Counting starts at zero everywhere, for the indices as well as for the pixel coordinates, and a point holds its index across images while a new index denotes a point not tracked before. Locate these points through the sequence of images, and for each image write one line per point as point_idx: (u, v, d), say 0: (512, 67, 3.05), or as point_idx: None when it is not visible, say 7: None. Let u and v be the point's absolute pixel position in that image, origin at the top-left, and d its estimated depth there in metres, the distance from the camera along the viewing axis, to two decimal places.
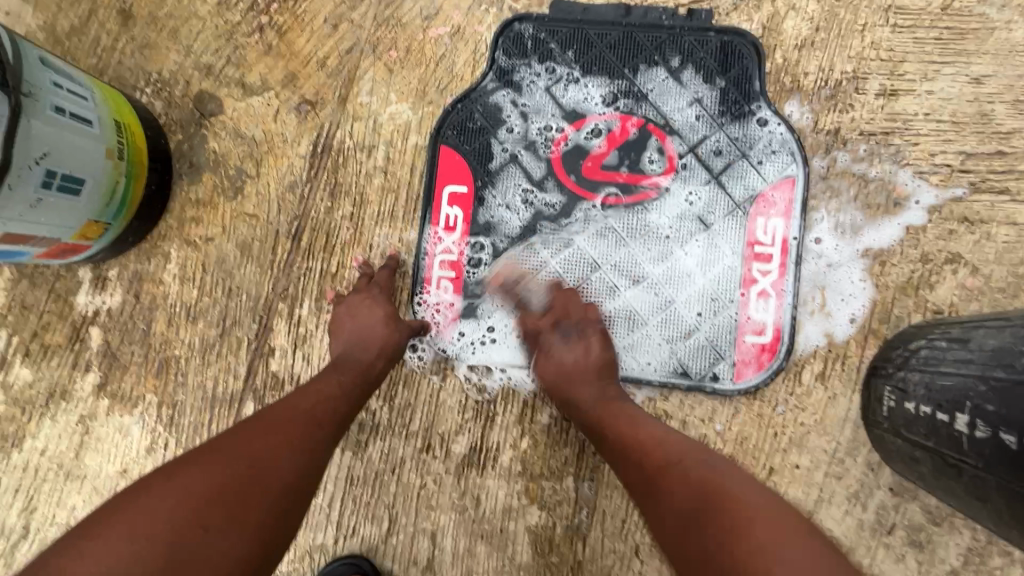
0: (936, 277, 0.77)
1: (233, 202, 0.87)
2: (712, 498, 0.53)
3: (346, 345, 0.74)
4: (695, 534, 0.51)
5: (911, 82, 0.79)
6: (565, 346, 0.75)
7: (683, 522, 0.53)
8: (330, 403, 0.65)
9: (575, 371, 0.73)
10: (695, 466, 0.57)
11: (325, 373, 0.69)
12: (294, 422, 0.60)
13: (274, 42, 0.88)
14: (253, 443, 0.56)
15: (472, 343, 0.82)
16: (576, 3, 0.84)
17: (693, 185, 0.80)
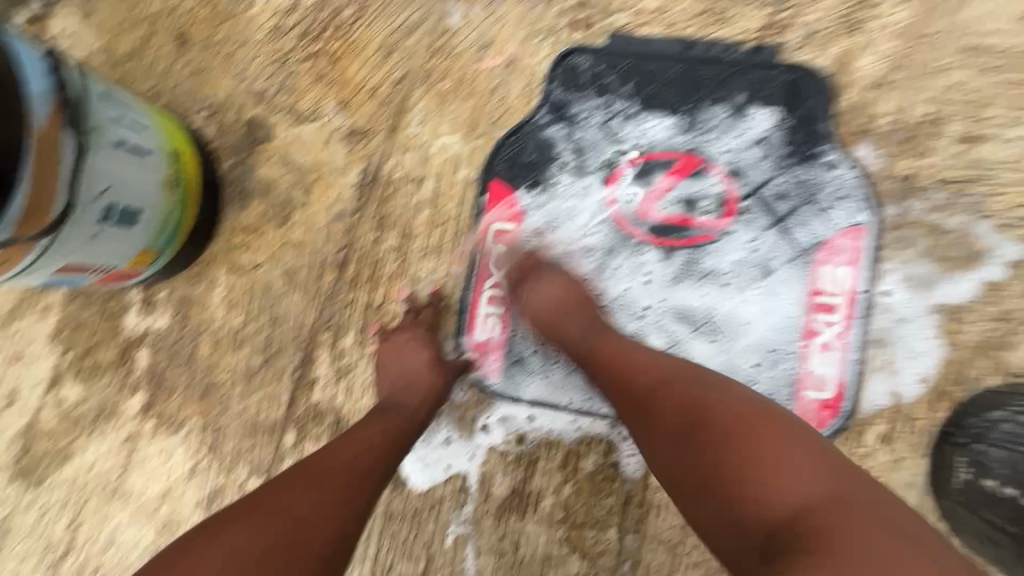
0: (1016, 337, 0.72)
1: (281, 230, 0.87)
2: (707, 411, 0.54)
3: (391, 389, 0.74)
4: (685, 446, 0.53)
5: (994, 128, 0.74)
6: (547, 285, 0.73)
7: (673, 439, 0.55)
8: (376, 451, 0.63)
9: (559, 309, 0.72)
10: (700, 382, 0.58)
11: (371, 417, 0.69)
12: (339, 474, 0.59)
13: (326, 69, 0.87)
14: (296, 498, 0.55)
15: (430, 468, 0.81)
16: (636, 36, 0.81)
17: (755, 229, 0.77)
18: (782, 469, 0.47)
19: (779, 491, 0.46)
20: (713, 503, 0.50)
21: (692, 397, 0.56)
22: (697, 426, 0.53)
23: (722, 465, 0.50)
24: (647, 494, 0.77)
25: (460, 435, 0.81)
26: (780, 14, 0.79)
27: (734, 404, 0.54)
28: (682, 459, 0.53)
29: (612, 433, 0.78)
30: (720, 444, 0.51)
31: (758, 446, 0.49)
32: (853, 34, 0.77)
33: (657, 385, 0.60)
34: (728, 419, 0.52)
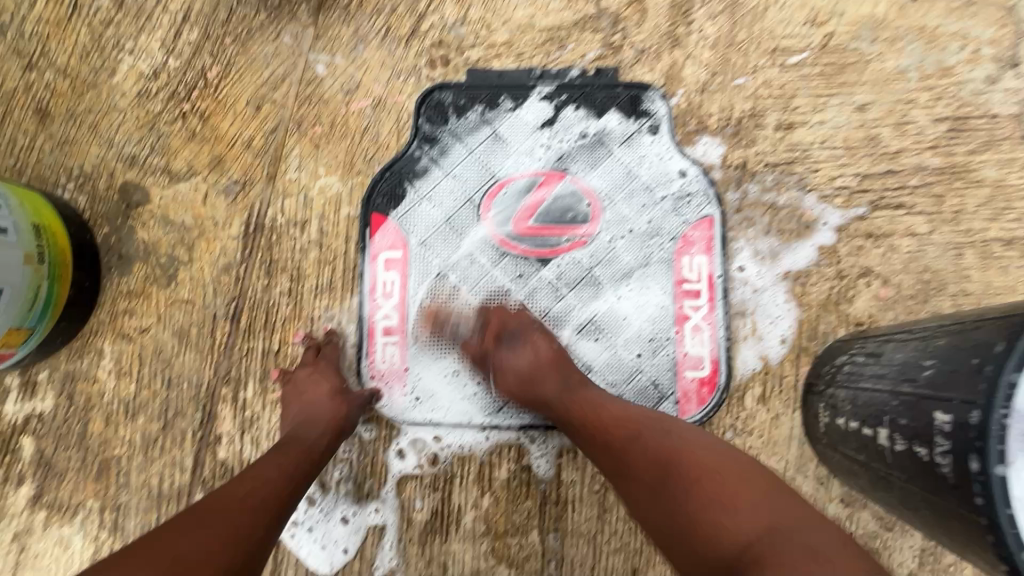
0: (853, 291, 0.82)
1: (168, 289, 0.86)
2: (673, 462, 0.58)
3: (294, 424, 0.74)
4: (653, 493, 0.58)
5: (803, 115, 0.86)
6: (513, 354, 0.76)
7: (644, 489, 0.59)
8: (270, 485, 0.63)
9: (530, 377, 0.74)
10: (659, 437, 0.62)
11: (271, 453, 0.69)
12: (229, 510, 0.58)
13: (198, 127, 0.89)
14: (178, 536, 0.54)
15: (329, 549, 0.80)
16: (491, 69, 0.88)
17: (621, 231, 0.84)
18: (733, 508, 0.52)
19: (731, 535, 0.50)
20: (686, 551, 0.53)
21: (664, 449, 0.60)
22: (660, 485, 0.57)
23: (693, 512, 0.54)
24: (561, 491, 0.79)
25: (366, 484, 0.81)
26: (613, 37, 0.88)
27: (700, 452, 0.59)
28: (652, 507, 0.57)
29: (521, 437, 0.81)
30: (682, 489, 0.56)
31: (716, 500, 0.53)
32: (676, 49, 0.88)
33: (631, 432, 0.64)
34: (690, 477, 0.56)
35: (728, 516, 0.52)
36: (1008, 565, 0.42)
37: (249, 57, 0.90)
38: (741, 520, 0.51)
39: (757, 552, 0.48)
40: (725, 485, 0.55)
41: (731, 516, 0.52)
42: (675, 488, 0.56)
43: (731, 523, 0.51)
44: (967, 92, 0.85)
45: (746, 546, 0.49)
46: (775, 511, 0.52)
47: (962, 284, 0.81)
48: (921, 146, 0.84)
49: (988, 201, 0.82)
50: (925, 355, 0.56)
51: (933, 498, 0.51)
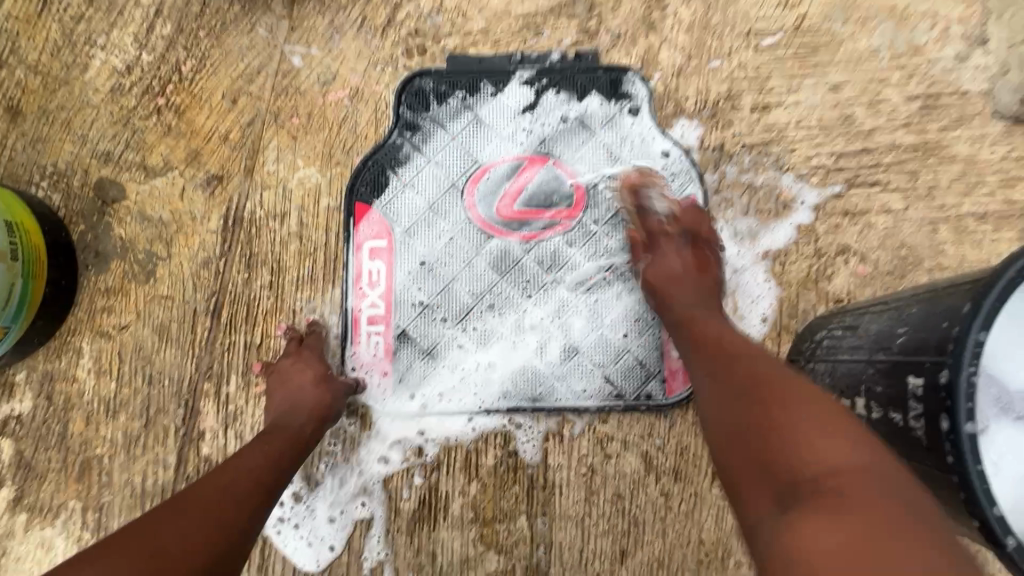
0: (832, 268, 0.83)
1: (146, 286, 0.85)
2: (767, 385, 0.55)
3: (276, 412, 0.73)
4: (737, 401, 0.55)
5: (779, 96, 0.86)
6: (676, 254, 0.77)
7: (732, 397, 0.56)
8: (253, 475, 0.62)
9: (673, 278, 0.75)
10: (783, 368, 0.57)
11: (254, 442, 0.68)
12: (210, 504, 0.57)
13: (173, 122, 0.88)
14: (156, 529, 0.53)
15: (315, 547, 0.80)
16: (469, 56, 0.88)
17: (603, 214, 0.85)
18: (823, 432, 0.48)
19: (814, 452, 0.47)
20: (747, 451, 0.51)
21: (759, 373, 0.56)
22: (757, 392, 0.54)
23: (768, 429, 0.51)
24: (549, 476, 0.80)
25: (353, 478, 0.81)
26: (589, 22, 0.88)
27: (799, 383, 0.54)
28: (727, 410, 0.56)
29: (508, 423, 0.81)
30: (764, 409, 0.52)
31: (812, 420, 0.49)
32: (652, 33, 0.88)
33: (730, 355, 0.61)
34: (803, 396, 0.52)
35: (813, 440, 0.48)
36: (983, 522, 0.42)
37: (224, 49, 0.89)
38: (821, 447, 0.47)
39: (830, 481, 0.45)
40: (813, 416, 0.50)
41: (815, 441, 0.48)
42: (755, 408, 0.53)
43: (814, 446, 0.47)
44: (938, 70, 0.86)
45: (832, 474, 0.45)
46: (867, 445, 0.47)
47: (938, 259, 0.82)
48: (895, 124, 0.85)
49: (961, 176, 0.84)
50: (898, 323, 0.57)
51: (909, 463, 0.51)
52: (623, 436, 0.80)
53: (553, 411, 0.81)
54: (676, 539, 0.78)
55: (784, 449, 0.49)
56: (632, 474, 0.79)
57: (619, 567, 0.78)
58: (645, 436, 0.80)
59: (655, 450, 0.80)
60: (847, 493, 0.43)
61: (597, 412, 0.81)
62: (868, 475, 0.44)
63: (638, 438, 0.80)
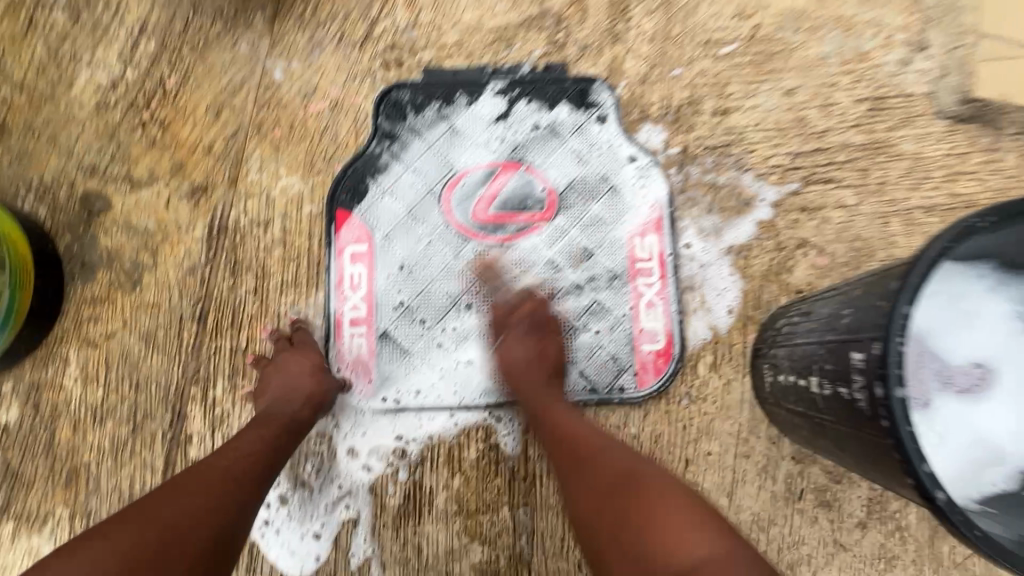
0: (792, 261, 0.87)
1: (133, 294, 0.87)
2: (631, 480, 0.60)
3: (270, 400, 0.76)
4: (610, 500, 0.59)
5: (738, 101, 0.92)
6: (520, 340, 0.80)
7: (602, 495, 0.60)
8: (252, 458, 0.66)
9: (525, 369, 0.79)
10: (637, 458, 0.64)
11: (250, 427, 0.71)
12: (215, 479, 0.61)
13: (158, 135, 0.91)
14: (166, 501, 0.57)
15: (299, 555, 0.81)
16: (444, 68, 0.92)
17: (575, 216, 0.89)
18: (680, 528, 0.53)
19: (683, 556, 0.50)
20: (630, 550, 0.54)
21: (621, 468, 0.62)
22: (620, 492, 0.59)
23: (636, 530, 0.55)
24: (529, 467, 0.82)
25: (332, 486, 0.82)
26: (558, 35, 0.93)
27: (654, 473, 0.61)
28: (603, 509, 0.59)
29: (488, 417, 0.84)
30: (627, 509, 0.57)
31: (672, 515, 0.55)
32: (617, 44, 0.93)
33: (592, 448, 0.66)
34: (659, 492, 0.57)
35: (672, 536, 0.52)
36: (915, 478, 0.47)
37: (207, 65, 0.92)
38: (681, 541, 0.52)
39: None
40: (667, 508, 0.55)
41: (672, 536, 0.52)
42: (623, 507, 0.57)
43: (674, 542, 0.52)
44: (884, 73, 0.92)
45: (693, 567, 0.49)
46: (714, 532, 0.52)
47: (890, 249, 0.88)
48: (846, 125, 0.91)
49: (909, 172, 0.89)
50: (845, 305, 0.61)
51: (856, 433, 0.55)
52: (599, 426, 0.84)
53: None
54: None
55: (653, 547, 0.52)
56: None
57: None
58: (620, 426, 0.84)
59: (631, 438, 0.84)
60: None
61: (574, 405, 0.84)
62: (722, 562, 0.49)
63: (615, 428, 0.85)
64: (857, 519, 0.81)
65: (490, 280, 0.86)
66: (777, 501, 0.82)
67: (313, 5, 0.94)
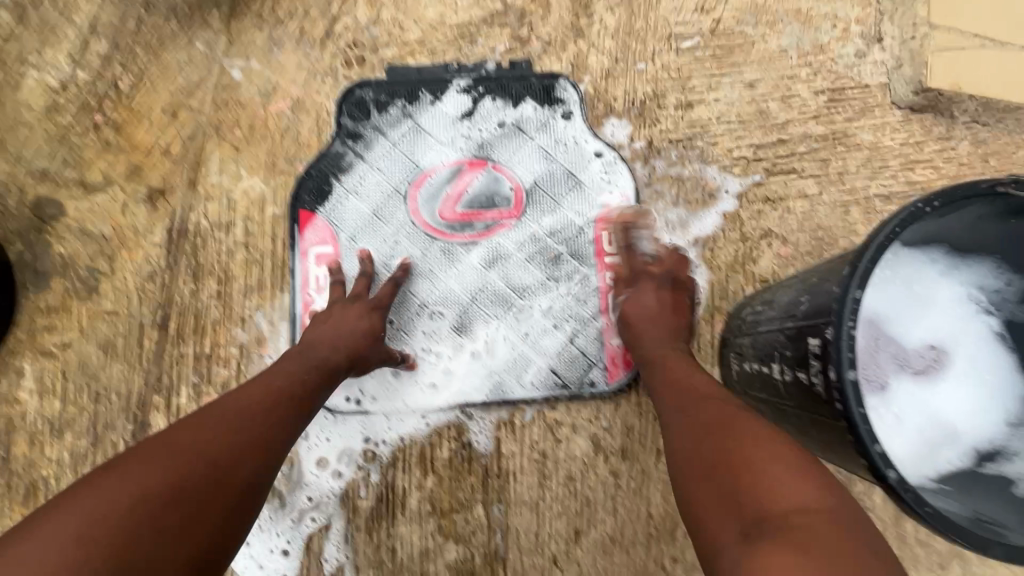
0: (756, 252, 0.89)
1: (90, 302, 0.85)
2: (726, 428, 0.54)
3: (316, 332, 0.74)
4: (709, 439, 0.54)
5: (700, 94, 0.93)
6: (639, 294, 0.78)
7: (699, 433, 0.56)
8: (293, 401, 0.65)
9: (653, 318, 0.76)
10: (747, 413, 0.57)
11: (291, 361, 0.69)
12: (244, 419, 0.59)
13: (112, 138, 0.88)
14: (199, 440, 0.55)
15: (267, 568, 0.80)
16: (407, 66, 0.91)
17: (543, 213, 0.89)
18: (785, 476, 0.47)
19: (777, 497, 0.45)
20: (720, 487, 0.50)
21: (722, 416, 0.56)
22: (721, 436, 0.53)
23: (730, 467, 0.50)
24: (502, 464, 0.82)
25: (300, 496, 0.81)
26: (521, 31, 0.93)
27: (765, 429, 0.53)
28: (700, 446, 0.54)
29: (460, 414, 0.83)
30: (726, 448, 0.52)
31: (778, 466, 0.48)
32: (581, 39, 0.93)
33: (700, 397, 0.61)
34: (767, 442, 0.51)
35: (770, 479, 0.47)
36: (868, 458, 0.48)
37: (161, 65, 0.90)
38: (782, 490, 0.45)
39: (790, 528, 0.42)
40: (770, 458, 0.49)
41: (777, 484, 0.46)
42: (716, 446, 0.53)
43: (774, 488, 0.46)
44: (842, 65, 0.94)
45: (791, 514, 0.43)
46: (824, 494, 0.45)
47: (851, 237, 0.89)
48: (806, 116, 0.92)
49: (866, 161, 0.91)
50: (802, 293, 0.62)
51: (815, 417, 0.56)
52: (571, 421, 0.84)
53: (503, 401, 0.84)
54: (626, 515, 0.81)
55: (751, 486, 0.47)
56: (582, 457, 0.83)
57: (574, 547, 0.81)
58: (591, 420, 0.84)
59: (603, 431, 0.83)
60: (808, 541, 0.41)
61: (545, 402, 0.84)
62: (834, 526, 0.42)
63: (586, 421, 0.84)
64: None
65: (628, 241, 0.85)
66: None
67: (271, 3, 0.92)
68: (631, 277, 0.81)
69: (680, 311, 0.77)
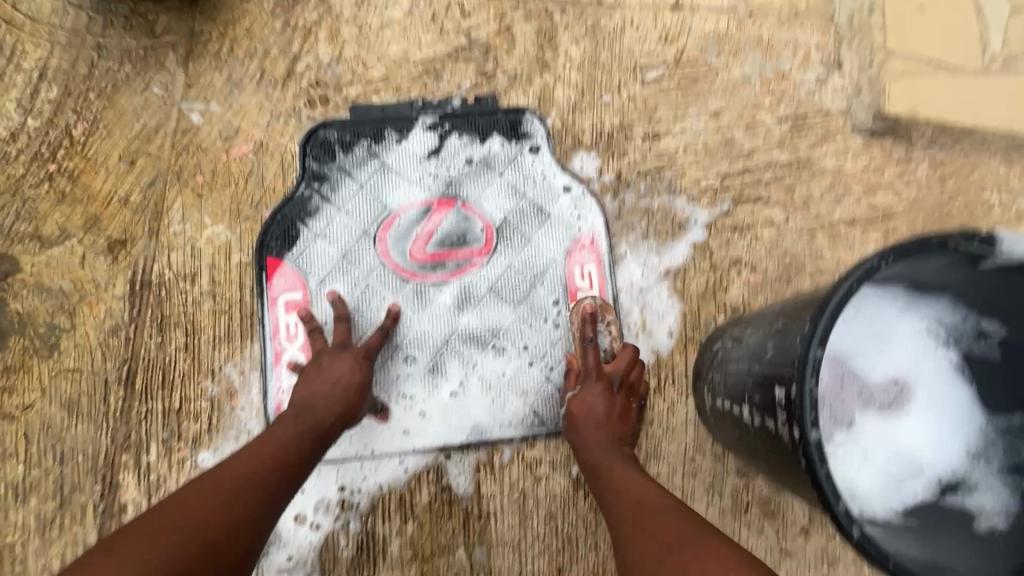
0: (727, 280, 0.90)
1: (51, 360, 0.82)
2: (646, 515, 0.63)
3: (304, 391, 0.72)
4: (637, 533, 0.61)
5: (667, 124, 0.93)
6: (593, 395, 0.79)
7: (643, 545, 0.59)
8: (276, 463, 0.63)
9: (597, 423, 0.77)
10: (651, 491, 0.67)
11: (283, 422, 0.68)
12: (240, 490, 0.58)
13: (67, 188, 0.85)
14: (190, 518, 0.53)
15: None
16: (371, 104, 0.90)
17: (514, 250, 0.88)
18: (696, 555, 0.54)
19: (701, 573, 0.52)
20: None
21: (639, 507, 0.64)
22: (645, 528, 0.61)
23: (658, 557, 0.56)
24: (483, 505, 0.82)
25: (280, 551, 0.80)
26: (486, 65, 0.92)
27: (662, 506, 0.63)
28: (633, 543, 0.60)
29: (438, 457, 0.83)
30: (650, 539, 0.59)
31: (687, 540, 0.57)
32: (546, 72, 0.93)
33: (614, 485, 0.69)
34: (673, 520, 0.60)
35: (688, 563, 0.53)
36: (831, 515, 0.50)
37: (117, 110, 0.87)
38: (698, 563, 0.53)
39: None
40: (681, 543, 0.56)
41: (693, 563, 0.53)
42: (645, 538, 0.59)
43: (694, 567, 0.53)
44: (803, 92, 0.95)
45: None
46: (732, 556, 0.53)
47: (818, 263, 0.91)
48: (770, 144, 0.94)
49: (830, 187, 0.93)
50: (769, 337, 0.63)
51: (785, 464, 0.57)
52: (550, 458, 0.84)
53: (481, 442, 0.84)
54: (608, 550, 0.82)
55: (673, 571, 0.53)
56: (562, 494, 0.83)
57: None
58: (570, 457, 0.84)
59: (582, 468, 0.84)
60: None
61: (523, 440, 0.84)
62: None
63: (565, 458, 0.84)
64: (800, 526, 0.84)
65: (587, 332, 0.82)
66: (725, 515, 0.85)
67: (229, 43, 0.90)
68: (583, 374, 0.81)
69: (622, 420, 0.78)
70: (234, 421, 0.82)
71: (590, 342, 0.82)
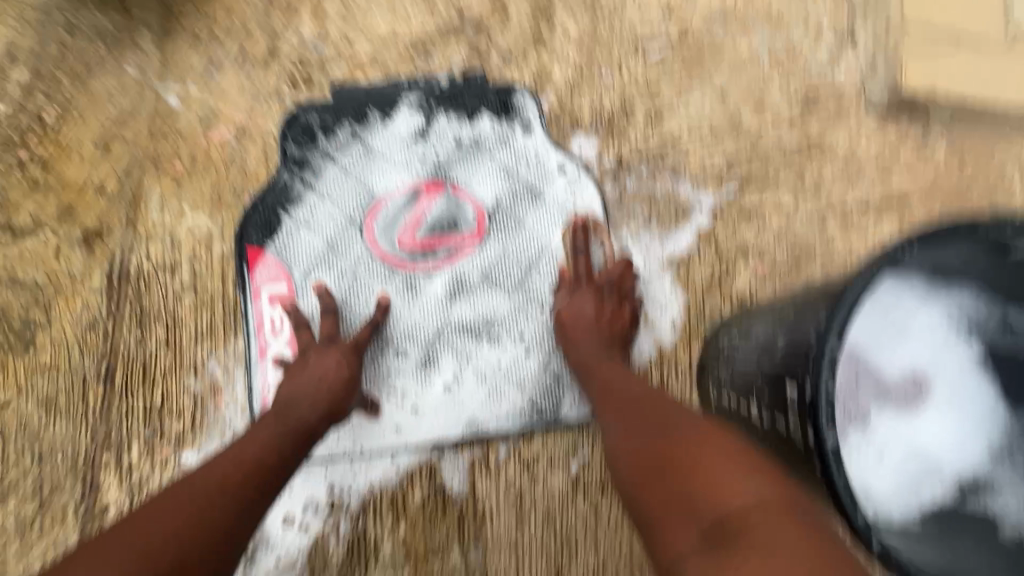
0: (733, 269, 0.85)
1: (26, 356, 0.79)
2: (670, 427, 0.54)
3: (289, 389, 0.69)
4: (654, 442, 0.52)
5: (670, 105, 0.88)
6: (583, 297, 0.78)
7: (660, 456, 0.50)
8: (257, 467, 0.59)
9: (588, 323, 0.76)
10: (676, 407, 0.58)
11: (264, 425, 0.65)
12: (217, 494, 0.53)
13: (39, 176, 0.81)
14: (161, 524, 0.48)
15: None
16: (357, 85, 0.85)
17: (508, 236, 0.84)
18: (728, 470, 0.45)
19: (730, 491, 0.43)
20: (666, 488, 0.47)
21: (664, 418, 0.55)
22: (668, 437, 0.52)
23: (679, 468, 0.48)
24: (478, 504, 0.79)
25: (269, 554, 0.77)
26: (479, 43, 0.87)
27: (692, 420, 0.54)
28: (646, 450, 0.52)
29: (431, 455, 0.80)
30: (672, 448, 0.50)
31: (718, 453, 0.48)
32: (543, 49, 0.88)
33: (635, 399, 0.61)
34: (705, 433, 0.51)
35: (715, 477, 0.45)
36: (850, 524, 0.46)
37: (90, 93, 0.83)
38: (727, 482, 0.44)
39: (741, 524, 0.40)
40: (710, 456, 0.47)
41: (720, 479, 0.45)
42: (667, 446, 0.51)
43: (721, 483, 0.44)
44: (815, 69, 0.90)
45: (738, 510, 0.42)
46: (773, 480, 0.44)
47: (829, 251, 0.86)
48: (780, 125, 0.89)
49: (843, 170, 0.88)
50: (779, 330, 0.59)
51: (796, 468, 0.54)
52: (548, 456, 0.80)
53: (476, 439, 0.80)
54: (608, 550, 0.79)
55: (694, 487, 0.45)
56: (560, 493, 0.80)
57: None
58: (568, 454, 0.80)
59: (581, 465, 0.80)
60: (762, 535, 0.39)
61: (520, 436, 0.80)
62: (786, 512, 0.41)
63: (563, 455, 0.80)
64: None
65: (578, 242, 0.83)
66: None
67: (206, 21, 0.85)
68: (572, 281, 0.80)
69: (614, 322, 0.77)
70: (218, 420, 0.79)
71: (580, 250, 0.83)
